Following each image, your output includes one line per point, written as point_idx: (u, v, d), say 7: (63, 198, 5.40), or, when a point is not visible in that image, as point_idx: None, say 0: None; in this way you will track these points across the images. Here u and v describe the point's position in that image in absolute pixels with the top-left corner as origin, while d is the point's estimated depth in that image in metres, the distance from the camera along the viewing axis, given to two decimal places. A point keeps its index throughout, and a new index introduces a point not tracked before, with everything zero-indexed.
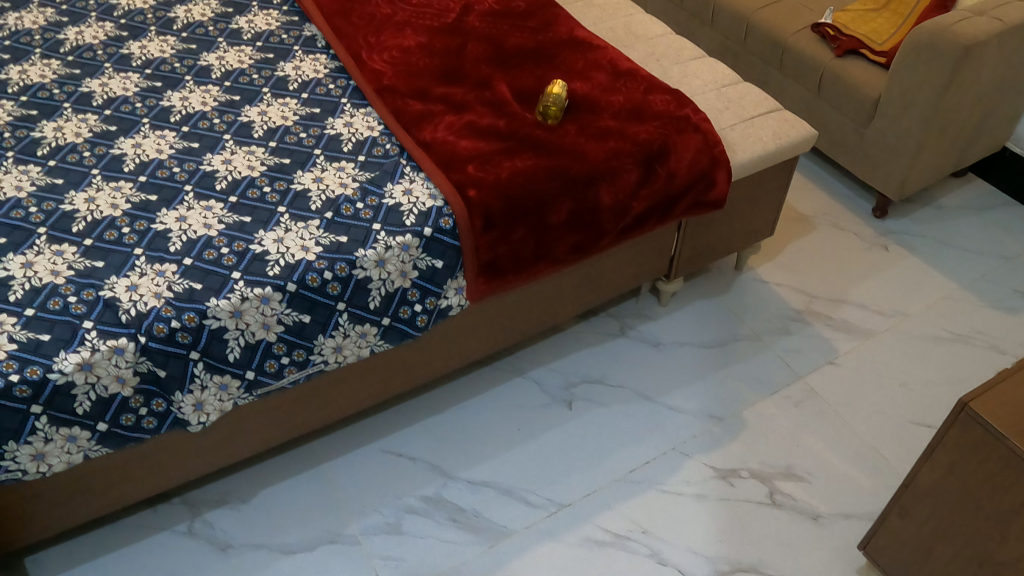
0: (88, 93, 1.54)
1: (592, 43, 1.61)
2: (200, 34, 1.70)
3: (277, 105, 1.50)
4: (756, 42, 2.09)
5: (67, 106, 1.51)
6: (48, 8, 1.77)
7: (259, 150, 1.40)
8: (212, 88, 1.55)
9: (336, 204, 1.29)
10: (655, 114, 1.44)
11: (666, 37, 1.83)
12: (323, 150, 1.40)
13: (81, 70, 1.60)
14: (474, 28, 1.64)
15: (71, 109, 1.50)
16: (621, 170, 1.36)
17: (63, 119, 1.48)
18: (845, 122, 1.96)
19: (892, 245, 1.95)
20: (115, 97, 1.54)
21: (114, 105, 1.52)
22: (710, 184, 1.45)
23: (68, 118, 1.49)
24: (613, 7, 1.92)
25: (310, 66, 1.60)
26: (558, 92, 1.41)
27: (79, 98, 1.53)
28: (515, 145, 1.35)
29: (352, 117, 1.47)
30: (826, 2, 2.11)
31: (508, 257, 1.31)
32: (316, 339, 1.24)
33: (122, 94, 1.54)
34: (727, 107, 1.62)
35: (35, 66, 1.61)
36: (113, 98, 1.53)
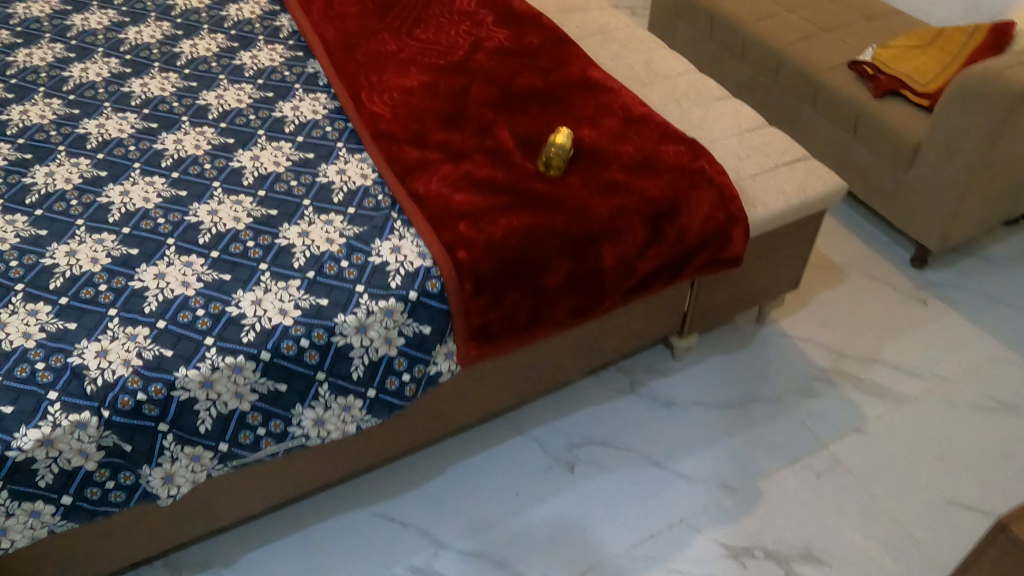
0: (83, 135, 1.49)
1: (604, 84, 1.51)
2: (203, 70, 1.65)
3: (270, 150, 1.43)
4: (789, 79, 1.98)
5: (62, 150, 1.46)
6: (58, 44, 1.74)
7: (247, 201, 1.34)
8: (208, 130, 1.49)
9: (320, 262, 1.22)
10: (666, 167, 1.33)
11: (689, 75, 1.72)
12: (312, 201, 1.33)
13: (80, 110, 1.55)
14: (482, 68, 1.56)
15: (65, 153, 1.45)
16: (627, 229, 1.26)
17: (56, 163, 1.43)
18: (884, 165, 1.83)
19: (930, 299, 1.84)
20: (110, 139, 1.48)
21: (108, 148, 1.45)
22: (725, 243, 1.34)
23: (60, 162, 1.43)
24: (635, 42, 1.82)
25: (310, 106, 1.54)
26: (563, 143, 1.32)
27: (74, 140, 1.48)
28: (513, 200, 1.26)
29: (345, 163, 1.40)
30: (866, 38, 2.01)
31: (501, 322, 1.23)
32: (293, 408, 1.17)
33: (117, 137, 1.48)
34: (749, 155, 1.52)
35: (37, 106, 1.57)
36: (107, 140, 1.48)
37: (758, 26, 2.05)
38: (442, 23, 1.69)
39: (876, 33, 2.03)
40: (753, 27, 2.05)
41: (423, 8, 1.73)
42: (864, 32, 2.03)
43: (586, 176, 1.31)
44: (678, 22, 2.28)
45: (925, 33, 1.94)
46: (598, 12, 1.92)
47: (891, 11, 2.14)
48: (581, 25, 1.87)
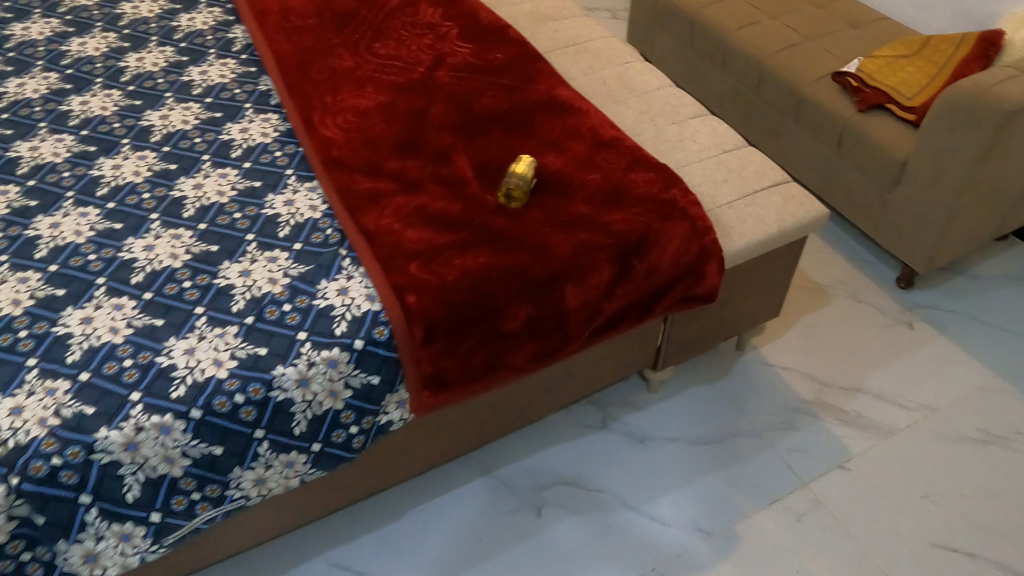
0: (15, 159, 1.38)
1: (572, 105, 1.43)
2: (148, 87, 1.54)
3: (215, 177, 1.34)
4: (771, 91, 1.89)
5: None
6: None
7: (186, 234, 1.24)
8: (149, 154, 1.39)
9: (260, 306, 1.13)
10: (636, 198, 1.24)
11: (665, 91, 1.64)
12: (257, 235, 1.24)
13: (13, 130, 1.44)
14: (443, 85, 1.47)
15: None
16: (591, 267, 1.17)
17: None
18: (869, 184, 1.74)
19: (918, 322, 1.75)
20: (43, 164, 1.37)
21: (40, 175, 1.35)
22: (698, 278, 1.26)
23: None
24: (609, 54, 1.73)
25: (260, 127, 1.44)
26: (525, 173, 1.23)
27: (5, 165, 1.37)
28: (469, 236, 1.18)
29: (294, 194, 1.31)
30: (849, 45, 1.91)
31: (456, 370, 1.14)
32: (232, 471, 1.09)
33: (51, 161, 1.37)
34: (726, 179, 1.43)
35: None
36: (40, 165, 1.37)
37: (739, 33, 1.95)
38: (404, 37, 1.60)
39: (861, 39, 1.94)
40: (734, 36, 1.95)
41: (385, 21, 1.64)
42: (851, 38, 1.94)
43: (550, 209, 1.23)
44: (658, 30, 2.19)
45: (910, 44, 1.85)
46: (572, 22, 1.83)
47: (878, 18, 2.05)
48: (554, 36, 1.78)
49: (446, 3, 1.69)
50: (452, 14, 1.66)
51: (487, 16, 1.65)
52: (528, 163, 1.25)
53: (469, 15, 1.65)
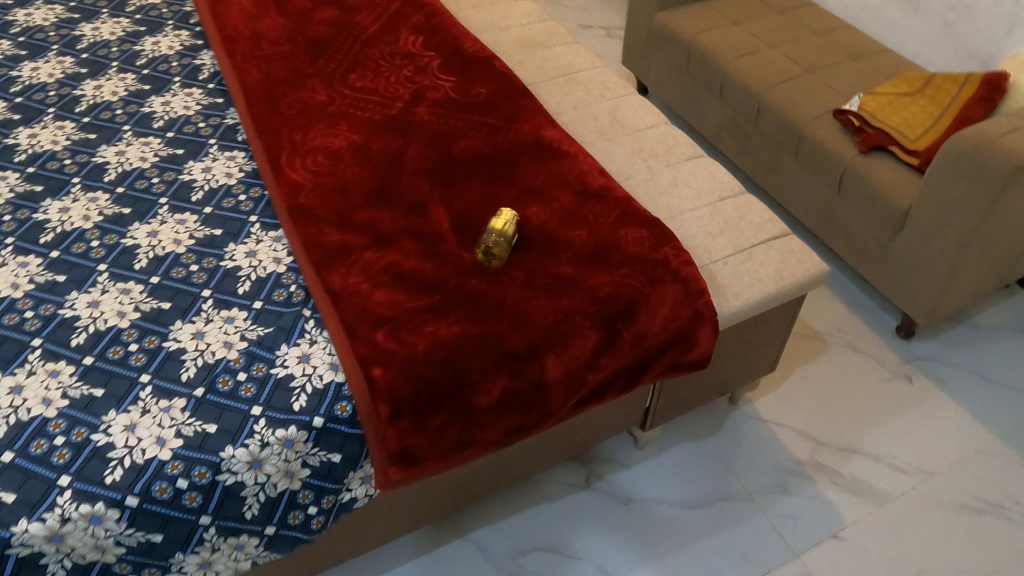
0: None
1: (560, 147, 1.32)
2: (105, 120, 1.49)
3: (172, 224, 1.26)
4: (770, 126, 1.79)
5: None
6: None
7: (136, 289, 1.16)
8: (102, 197, 1.32)
9: (212, 375, 1.05)
10: (624, 258, 1.15)
11: (660, 128, 1.53)
12: (214, 291, 1.16)
13: None
14: (421, 124, 1.37)
15: None
16: (575, 335, 1.08)
17: None
18: (870, 229, 1.66)
19: (917, 377, 1.68)
20: None
21: None
22: (690, 343, 1.17)
23: None
24: (601, 86, 1.62)
25: (223, 167, 1.36)
26: (506, 231, 1.14)
27: None
28: (442, 300, 1.08)
29: (257, 243, 1.23)
30: (851, 80, 1.82)
31: (425, 446, 1.05)
32: (173, 557, 1.01)
33: None
34: (722, 231, 1.33)
35: None
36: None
37: (737, 63, 1.85)
38: (381, 68, 1.50)
39: (863, 73, 1.85)
40: (732, 65, 1.85)
41: (362, 50, 1.55)
42: (853, 71, 1.85)
43: (531, 269, 1.13)
44: (652, 52, 2.07)
45: (913, 80, 1.77)
46: (561, 50, 1.72)
47: (880, 50, 1.96)
48: (543, 65, 1.67)
49: (429, 31, 1.60)
50: (435, 44, 1.56)
51: (472, 45, 1.55)
52: (510, 219, 1.15)
53: (452, 44, 1.55)
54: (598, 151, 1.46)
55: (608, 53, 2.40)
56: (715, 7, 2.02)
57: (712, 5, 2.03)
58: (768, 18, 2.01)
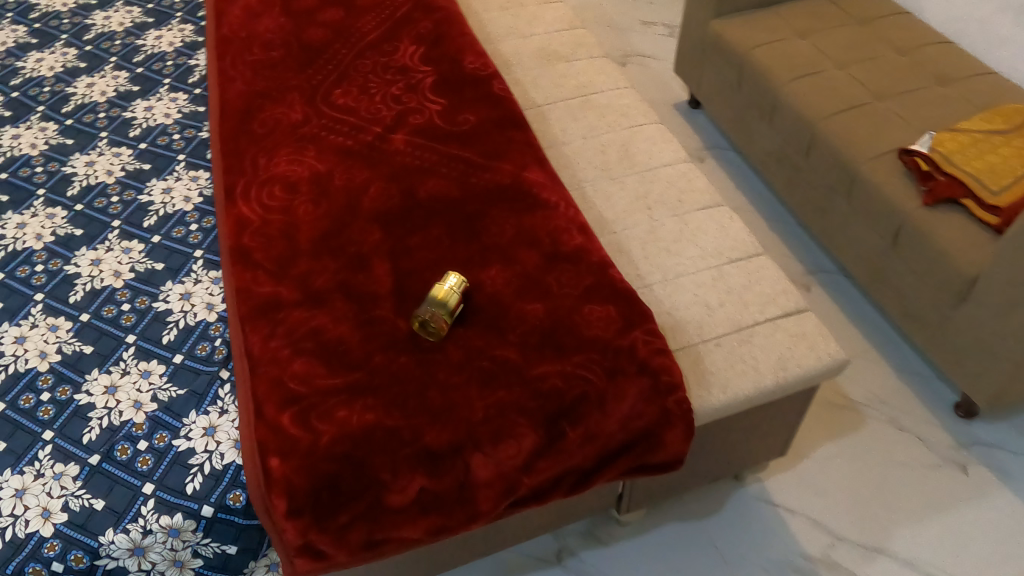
0: None
1: (539, 194, 1.16)
2: (87, 122, 1.39)
3: (117, 252, 1.17)
4: (822, 162, 1.56)
5: None
6: None
7: (64, 327, 1.08)
8: (60, 214, 1.23)
9: (112, 441, 0.96)
10: (582, 342, 0.99)
11: (676, 169, 1.34)
12: (138, 337, 1.06)
13: None
14: (393, 155, 1.23)
15: None
16: (508, 434, 0.94)
17: None
18: (926, 294, 1.41)
19: (973, 467, 1.41)
20: None
21: None
22: (656, 446, 1.00)
23: None
24: (618, 113, 1.44)
25: (183, 189, 1.26)
26: (451, 298, 1.00)
27: None
28: (362, 380, 0.96)
29: (195, 282, 1.13)
30: (929, 109, 1.55)
31: (332, 542, 0.92)
32: None
33: None
34: (722, 302, 1.15)
35: None
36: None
37: (792, 84, 1.63)
38: (368, 84, 1.36)
39: (948, 100, 1.57)
40: (784, 87, 1.63)
41: (354, 62, 1.41)
42: (936, 98, 1.57)
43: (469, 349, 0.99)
44: (706, 67, 1.88)
45: (1009, 112, 1.44)
46: (584, 64, 1.54)
47: (981, 70, 1.65)
48: (559, 83, 1.50)
49: (431, 42, 1.45)
50: (434, 58, 1.41)
51: (473, 61, 1.40)
52: (458, 285, 1.02)
53: (451, 58, 1.40)
54: (598, 193, 1.29)
55: (666, 56, 2.20)
56: (782, 17, 1.80)
57: (780, 14, 1.81)
58: (843, 30, 1.76)
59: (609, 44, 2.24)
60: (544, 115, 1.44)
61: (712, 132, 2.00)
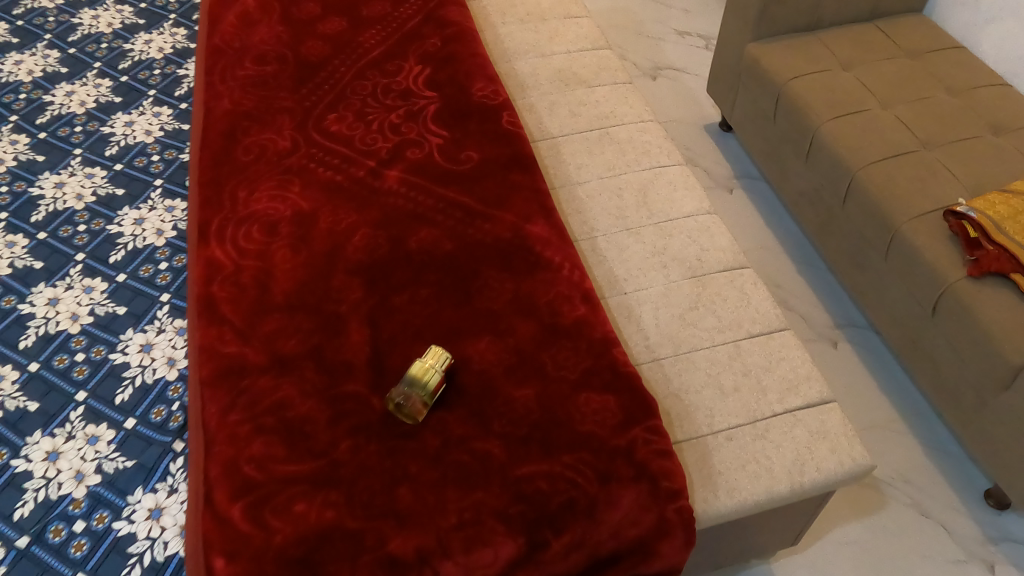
0: None
1: (541, 253, 1.05)
2: (61, 137, 1.32)
3: (75, 291, 1.09)
4: (858, 211, 1.43)
5: None
6: None
7: (11, 376, 1.01)
8: (21, 241, 1.16)
9: (45, 520, 0.88)
10: (573, 437, 0.88)
11: (698, 221, 1.22)
12: (90, 395, 0.98)
13: None
14: (385, 196, 1.11)
15: None
16: (485, 541, 0.82)
17: None
18: (965, 373, 1.28)
19: (1000, 567, 1.29)
20: None
21: None
22: (651, 558, 0.87)
23: None
24: (639, 149, 1.31)
25: (156, 220, 1.17)
26: (430, 376, 0.90)
27: None
28: (325, 469, 0.86)
29: (158, 333, 1.04)
30: (981, 161, 1.41)
31: None
32: None
33: None
34: (737, 386, 1.03)
35: None
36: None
37: (832, 123, 1.49)
38: (364, 108, 1.24)
39: (1002, 153, 1.42)
40: (822, 126, 1.50)
41: (351, 82, 1.29)
42: (986, 149, 1.43)
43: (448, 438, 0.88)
44: (742, 90, 1.74)
45: None
46: (605, 91, 1.40)
47: None
48: (577, 111, 1.36)
49: (438, 63, 1.31)
50: (439, 81, 1.28)
51: (480, 88, 1.26)
52: (440, 362, 0.91)
53: (458, 83, 1.27)
54: (611, 246, 1.18)
55: (699, 71, 2.06)
56: (823, 43, 1.65)
57: (823, 40, 1.66)
58: (889, 63, 1.61)
59: (638, 55, 2.10)
60: (559, 147, 1.30)
61: (742, 158, 1.86)
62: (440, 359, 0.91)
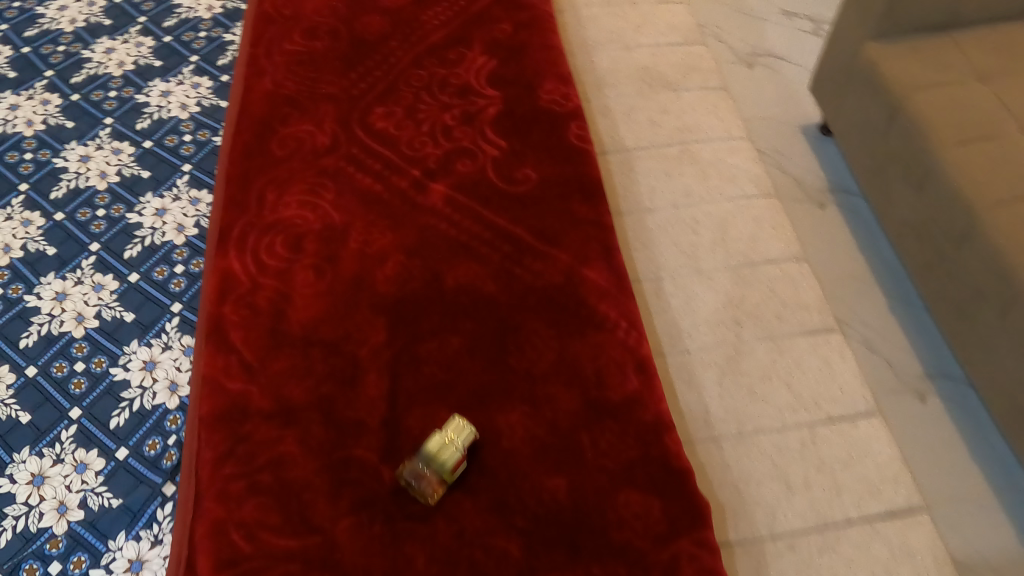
0: None
1: (595, 306, 0.91)
2: (93, 101, 1.22)
3: (84, 287, 1.00)
4: (973, 263, 1.22)
5: None
6: None
7: (7, 379, 0.93)
8: (36, 220, 1.07)
9: (20, 555, 0.81)
10: (605, 544, 0.76)
11: (781, 268, 1.06)
12: (85, 413, 0.90)
13: None
14: (424, 216, 0.98)
15: None
16: None
17: None
18: None
19: None
20: None
21: None
22: None
23: None
24: (723, 174, 1.15)
25: (179, 213, 1.07)
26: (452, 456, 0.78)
27: None
28: (319, 549, 0.76)
29: (165, 349, 0.95)
30: None
31: None
32: None
33: None
34: (806, 482, 0.89)
35: None
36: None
37: (955, 154, 1.27)
38: (416, 104, 1.10)
39: None
40: (943, 156, 1.27)
41: (406, 70, 1.15)
42: None
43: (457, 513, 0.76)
44: (846, 98, 1.52)
45: None
46: (692, 98, 1.24)
47: None
48: (657, 120, 1.21)
49: (505, 55, 1.16)
50: (504, 77, 1.13)
51: (549, 90, 1.11)
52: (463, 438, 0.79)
53: (525, 83, 1.11)
54: (677, 291, 1.04)
55: (805, 60, 1.83)
56: (956, 44, 1.39)
57: (956, 40, 1.40)
58: None
59: (736, 36, 1.88)
60: (632, 163, 1.16)
61: (841, 171, 1.64)
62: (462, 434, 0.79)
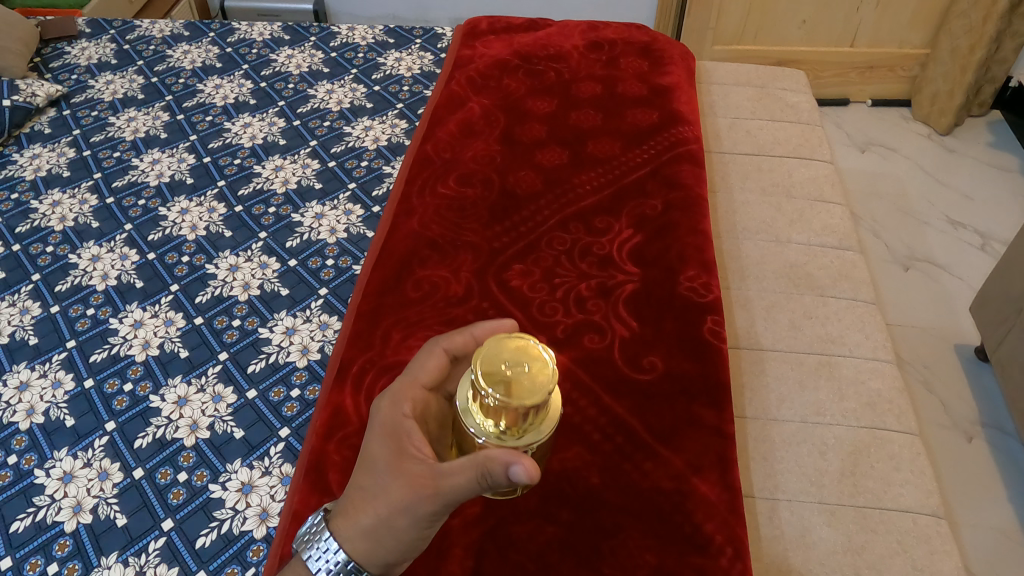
0: (69, 273, 1.14)
1: (700, 522, 0.85)
2: (253, 214, 1.24)
3: (202, 396, 0.98)
4: None
5: (33, 281, 1.13)
6: (165, 113, 1.45)
7: (113, 478, 0.90)
8: (177, 322, 1.07)
9: None
10: None
11: (916, 520, 0.95)
12: (175, 524, 0.86)
13: (100, 224, 1.22)
14: None
15: (30, 290, 1.12)
16: None
17: (7, 300, 1.10)
18: None
19: None
20: (83, 285, 1.12)
21: (69, 300, 1.10)
22: None
23: (14, 300, 1.10)
24: (863, 398, 1.09)
25: (306, 335, 1.06)
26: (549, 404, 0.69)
27: (54, 274, 1.14)
28: None
29: (264, 474, 0.91)
30: None
31: None
32: None
33: (93, 283, 1.12)
34: None
35: (70, 200, 1.26)
36: (38, 228, 1.21)
37: None
38: (555, 267, 1.11)
39: None
40: None
41: (550, 230, 1.16)
42: None
43: (521, 480, 0.60)
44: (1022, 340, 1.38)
45: None
46: (841, 307, 1.22)
47: None
48: (799, 323, 1.19)
49: (651, 232, 1.16)
50: (645, 254, 1.13)
51: (690, 276, 1.10)
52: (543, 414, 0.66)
53: (668, 266, 1.11)
54: (794, 517, 0.95)
55: (970, 275, 1.84)
56: None
57: None
58: None
59: (899, 239, 1.94)
60: (764, 363, 1.13)
61: (995, 407, 1.57)
62: (530, 393, 0.65)
